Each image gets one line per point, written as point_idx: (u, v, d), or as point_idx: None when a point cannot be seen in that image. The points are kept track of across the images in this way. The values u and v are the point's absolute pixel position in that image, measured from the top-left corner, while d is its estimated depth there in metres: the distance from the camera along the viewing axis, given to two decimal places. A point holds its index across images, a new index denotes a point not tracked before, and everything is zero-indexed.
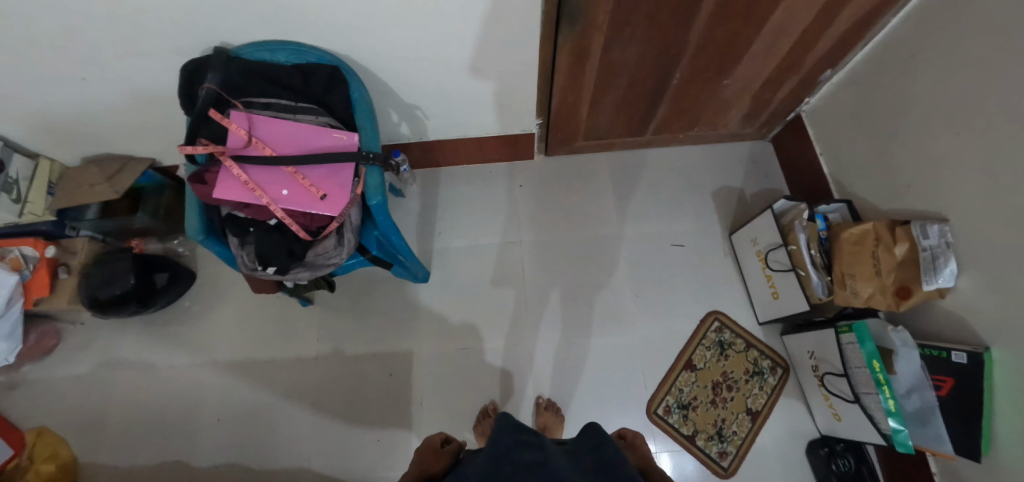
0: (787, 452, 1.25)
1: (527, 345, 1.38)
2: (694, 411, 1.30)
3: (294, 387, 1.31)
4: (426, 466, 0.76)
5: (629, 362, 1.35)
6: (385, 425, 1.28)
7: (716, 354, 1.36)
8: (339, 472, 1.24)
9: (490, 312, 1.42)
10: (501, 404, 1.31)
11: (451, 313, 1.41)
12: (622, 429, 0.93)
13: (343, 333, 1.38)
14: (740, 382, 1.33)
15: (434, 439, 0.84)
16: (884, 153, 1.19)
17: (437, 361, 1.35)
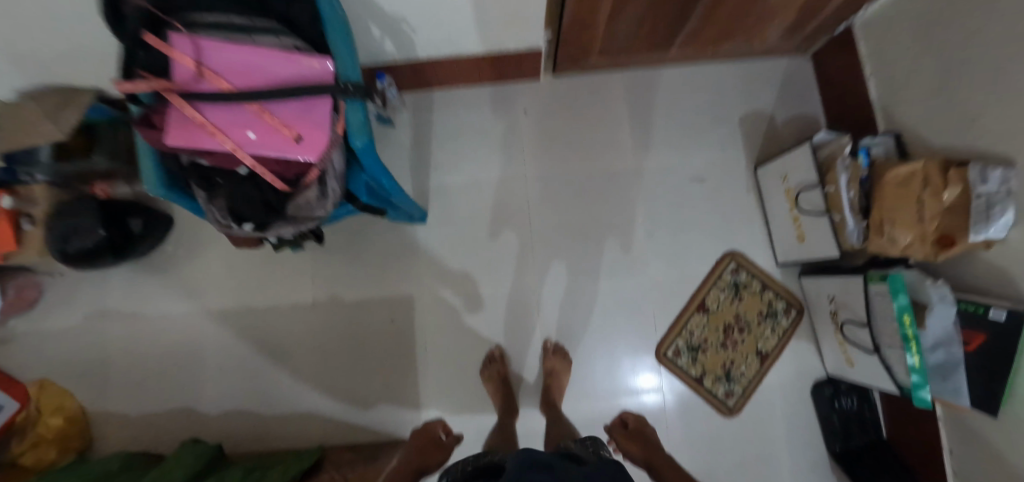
0: (792, 390, 1.25)
1: (534, 290, 1.31)
2: (703, 354, 1.27)
3: (294, 335, 1.28)
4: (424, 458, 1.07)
5: (638, 306, 1.31)
6: (390, 371, 1.27)
7: (730, 297, 1.29)
8: (347, 416, 1.25)
9: (494, 256, 1.33)
10: (506, 348, 1.28)
11: (451, 258, 1.33)
12: (624, 415, 1.22)
13: (337, 280, 1.31)
14: (752, 324, 1.28)
15: (433, 428, 1.20)
16: (943, 79, 1.00)
17: (439, 307, 1.30)
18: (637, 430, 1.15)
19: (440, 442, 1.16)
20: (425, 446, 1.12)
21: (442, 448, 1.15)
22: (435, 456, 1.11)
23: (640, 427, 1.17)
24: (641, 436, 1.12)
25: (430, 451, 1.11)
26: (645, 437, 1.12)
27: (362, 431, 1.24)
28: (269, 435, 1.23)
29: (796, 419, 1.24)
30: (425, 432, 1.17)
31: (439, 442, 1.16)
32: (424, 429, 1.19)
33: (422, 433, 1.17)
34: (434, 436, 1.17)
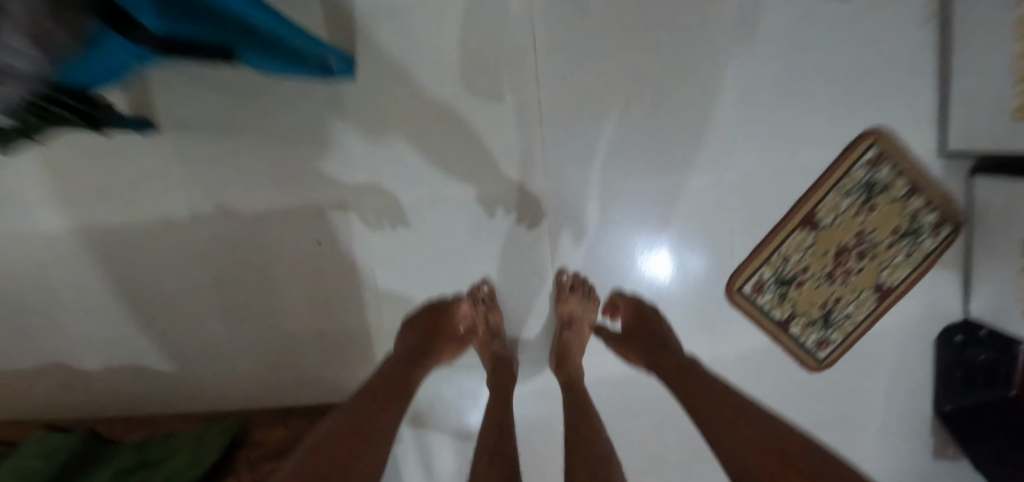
0: (913, 342, 0.86)
1: (541, 197, 0.81)
2: (796, 289, 0.81)
3: (181, 265, 0.87)
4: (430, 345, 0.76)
5: (715, 220, 0.80)
6: (328, 314, 0.88)
7: (856, 204, 0.78)
8: (280, 369, 0.91)
9: (468, 140, 0.79)
10: (500, 283, 0.85)
11: (400, 143, 0.79)
12: (614, 297, 0.84)
13: (224, 184, 0.82)
14: (879, 246, 0.80)
15: (454, 315, 0.81)
16: None
17: (388, 224, 0.82)
18: (639, 328, 0.78)
19: (455, 332, 0.80)
20: (431, 341, 0.76)
21: (456, 344, 0.79)
22: (438, 354, 0.76)
23: (642, 314, 0.80)
24: (649, 336, 0.75)
25: (432, 348, 0.75)
26: (655, 337, 0.74)
27: (301, 386, 0.92)
28: (184, 393, 0.93)
29: (906, 378, 0.87)
30: (439, 321, 0.79)
31: (453, 336, 0.79)
32: (440, 314, 0.80)
33: (432, 318, 0.80)
34: (452, 329, 0.80)
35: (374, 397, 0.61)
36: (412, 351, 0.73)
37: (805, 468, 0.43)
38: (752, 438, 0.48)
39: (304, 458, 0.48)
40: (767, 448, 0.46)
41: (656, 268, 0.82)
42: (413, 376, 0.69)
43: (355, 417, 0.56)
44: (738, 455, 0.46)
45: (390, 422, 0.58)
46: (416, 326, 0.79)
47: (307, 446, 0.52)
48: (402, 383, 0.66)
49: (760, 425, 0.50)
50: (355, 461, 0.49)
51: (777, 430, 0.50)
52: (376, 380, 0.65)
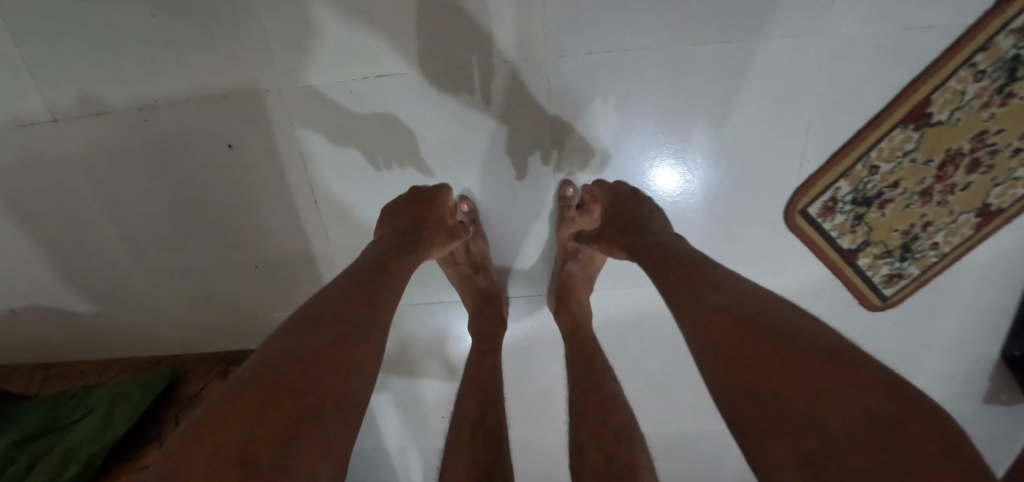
0: (1000, 278, 0.68)
1: (535, 82, 0.56)
2: (876, 211, 0.62)
3: (56, 182, 0.65)
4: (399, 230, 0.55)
5: (784, 116, 0.57)
6: (263, 243, 0.69)
7: (989, 90, 0.54)
8: (218, 307, 0.74)
9: None
10: (484, 201, 0.64)
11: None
12: (591, 186, 0.60)
13: (80, 67, 0.57)
14: (1001, 154, 0.58)
15: (445, 204, 0.60)
16: None
17: (325, 120, 0.59)
18: (618, 216, 0.55)
19: (449, 224, 0.59)
20: (418, 233, 0.55)
21: (451, 237, 0.58)
22: (427, 248, 0.55)
23: (626, 200, 0.57)
24: (626, 224, 0.53)
25: (419, 239, 0.54)
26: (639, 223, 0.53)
27: (247, 328, 0.76)
28: (111, 335, 0.77)
29: (977, 318, 0.72)
30: (427, 207, 0.58)
31: (445, 227, 0.58)
32: (427, 200, 0.59)
33: (416, 205, 0.58)
34: (443, 220, 0.58)
35: (352, 299, 0.43)
36: (390, 243, 0.52)
37: (800, 358, 0.30)
38: (732, 316, 0.35)
39: (245, 387, 0.32)
40: (751, 330, 0.33)
41: (670, 180, 0.62)
42: (399, 272, 0.49)
43: (328, 329, 0.38)
44: (716, 358, 0.34)
45: (378, 343, 0.40)
46: (393, 215, 0.57)
47: (252, 365, 0.34)
48: (391, 282, 0.47)
49: (738, 295, 0.37)
50: (325, 393, 0.33)
51: (765, 299, 0.36)
52: (347, 277, 0.46)
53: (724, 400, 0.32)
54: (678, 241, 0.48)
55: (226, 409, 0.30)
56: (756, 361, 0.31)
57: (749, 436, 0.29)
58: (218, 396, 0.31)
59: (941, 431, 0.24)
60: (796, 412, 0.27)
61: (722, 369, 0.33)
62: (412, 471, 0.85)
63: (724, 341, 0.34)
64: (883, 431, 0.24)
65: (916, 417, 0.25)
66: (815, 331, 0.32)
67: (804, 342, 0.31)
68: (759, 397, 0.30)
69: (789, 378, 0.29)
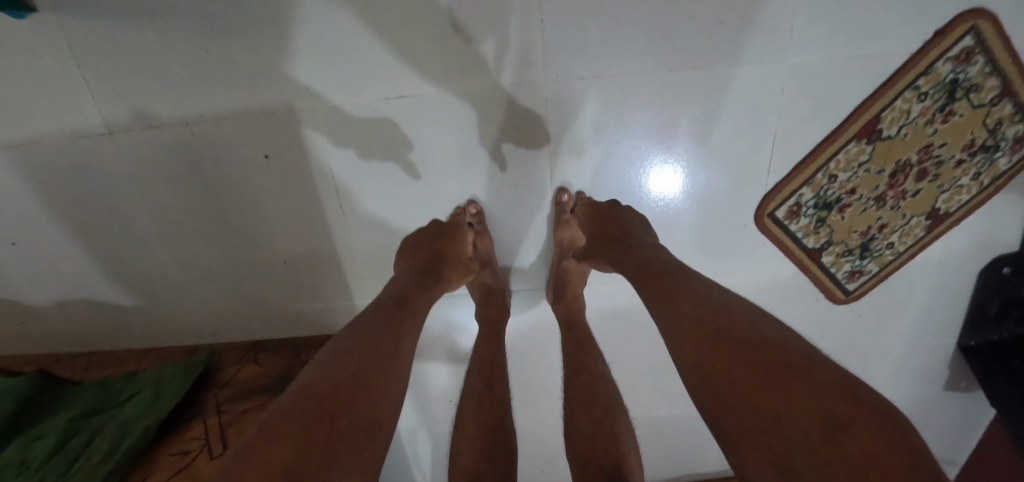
0: (952, 273, 0.76)
1: (536, 101, 0.64)
2: (836, 214, 0.69)
3: (108, 187, 0.72)
4: (417, 263, 0.66)
5: (754, 130, 0.65)
6: (290, 242, 0.77)
7: (931, 109, 0.62)
8: (247, 300, 0.82)
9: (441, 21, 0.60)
10: (489, 204, 0.72)
11: (351, 29, 0.60)
12: (580, 193, 0.70)
13: (135, 85, 0.65)
14: (944, 165, 0.66)
15: (460, 237, 0.70)
16: None
17: (350, 133, 0.67)
18: (599, 232, 0.65)
19: (463, 257, 0.70)
20: (437, 267, 0.66)
21: (464, 270, 0.70)
22: (444, 282, 0.66)
23: (609, 211, 0.67)
24: (608, 240, 0.63)
25: (439, 275, 0.66)
26: (618, 240, 0.63)
27: (273, 319, 0.84)
28: (148, 325, 0.85)
29: (933, 311, 0.80)
30: (445, 242, 0.69)
31: (460, 261, 0.70)
32: (444, 235, 0.69)
33: (436, 240, 0.69)
34: (459, 254, 0.70)
35: (384, 335, 0.51)
36: (415, 277, 0.63)
37: (772, 366, 0.38)
38: (710, 335, 0.43)
39: (294, 405, 0.40)
40: (730, 347, 0.41)
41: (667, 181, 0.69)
42: (419, 305, 0.59)
43: (360, 356, 0.46)
44: (699, 372, 0.41)
45: (401, 370, 0.49)
46: (416, 248, 0.68)
47: (299, 387, 0.42)
48: (411, 316, 0.56)
49: (708, 305, 0.47)
50: (364, 414, 0.41)
51: (739, 315, 0.44)
52: (375, 311, 0.55)
53: (708, 409, 0.39)
54: (654, 255, 0.58)
55: (281, 421, 0.38)
56: (734, 372, 0.39)
57: (731, 433, 0.36)
58: (274, 413, 0.40)
59: (882, 422, 0.32)
60: (769, 413, 0.35)
61: (704, 379, 0.40)
62: (421, 449, 0.92)
63: (707, 356, 0.41)
64: (837, 424, 0.32)
65: (867, 415, 0.32)
66: (783, 345, 0.39)
67: (775, 354, 0.38)
68: (737, 403, 0.37)
69: (762, 386, 0.37)
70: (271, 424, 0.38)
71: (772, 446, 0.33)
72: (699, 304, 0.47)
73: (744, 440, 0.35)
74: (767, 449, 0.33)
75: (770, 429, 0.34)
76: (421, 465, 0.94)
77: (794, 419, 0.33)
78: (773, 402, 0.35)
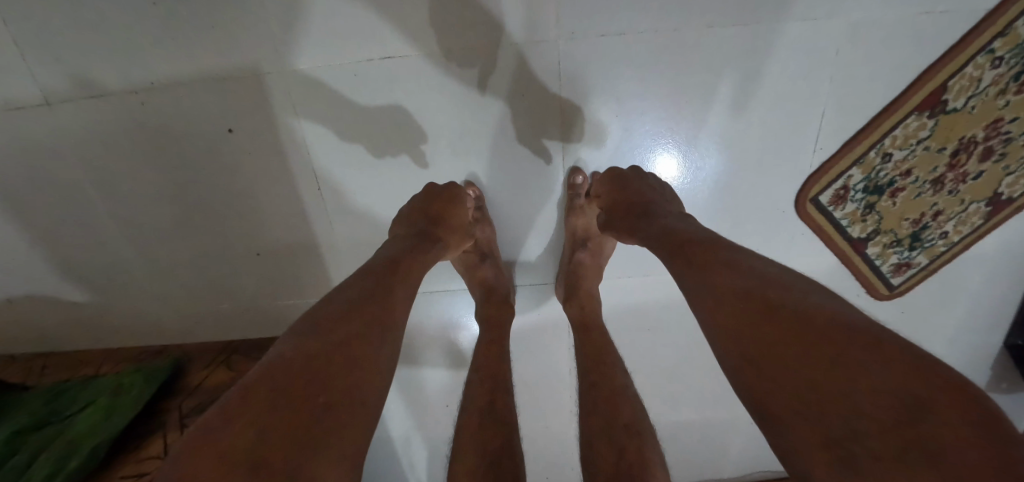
0: (1006, 267, 0.68)
1: (546, 66, 0.55)
2: (887, 200, 0.61)
3: (51, 169, 0.63)
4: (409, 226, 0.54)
5: (798, 101, 0.56)
6: (264, 230, 0.67)
7: (1005, 77, 0.53)
8: (220, 296, 0.73)
9: None
10: (491, 189, 0.63)
11: None
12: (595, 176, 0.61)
13: (74, 47, 0.55)
14: (1014, 144, 0.58)
15: (461, 201, 0.59)
16: None
17: (330, 105, 0.58)
18: (618, 205, 0.54)
19: (465, 222, 0.59)
20: (436, 231, 0.54)
21: (464, 234, 0.59)
22: (444, 247, 0.54)
23: (625, 182, 0.56)
24: (631, 213, 0.51)
25: (434, 237, 0.54)
26: (642, 208, 0.51)
27: (249, 317, 0.75)
28: (110, 325, 0.76)
29: (982, 307, 0.72)
30: (444, 204, 0.57)
31: (461, 226, 0.58)
32: (442, 196, 0.58)
33: (432, 203, 0.57)
34: (460, 217, 0.58)
35: (363, 297, 0.42)
36: (407, 242, 0.51)
37: (828, 331, 0.28)
38: (756, 304, 0.33)
39: (253, 386, 0.31)
40: (778, 311, 0.31)
41: (671, 169, 0.61)
42: (412, 270, 0.48)
43: (340, 328, 0.38)
44: (734, 341, 0.32)
45: (391, 344, 0.40)
46: (409, 212, 0.56)
47: (268, 359, 0.34)
48: (405, 279, 0.46)
49: (754, 275, 0.36)
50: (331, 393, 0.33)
51: (783, 281, 0.34)
52: (362, 276, 0.45)
53: (743, 377, 0.31)
54: (685, 224, 0.46)
55: (236, 406, 0.30)
56: (780, 341, 0.30)
57: (772, 412, 0.28)
58: (231, 394, 0.31)
59: (971, 400, 0.23)
60: (820, 390, 0.26)
61: (742, 343, 0.32)
62: (415, 457, 0.84)
63: (745, 321, 0.32)
64: (915, 408, 0.23)
65: (958, 397, 0.23)
66: (834, 311, 0.30)
67: (828, 320, 0.29)
68: (780, 378, 0.28)
69: (811, 358, 0.28)
70: (224, 411, 0.30)
71: (825, 433, 0.25)
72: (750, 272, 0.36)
73: (790, 424, 0.27)
74: (818, 434, 0.25)
75: (824, 411, 0.26)
76: (416, 474, 0.86)
77: (857, 399, 0.25)
78: (823, 372, 0.27)
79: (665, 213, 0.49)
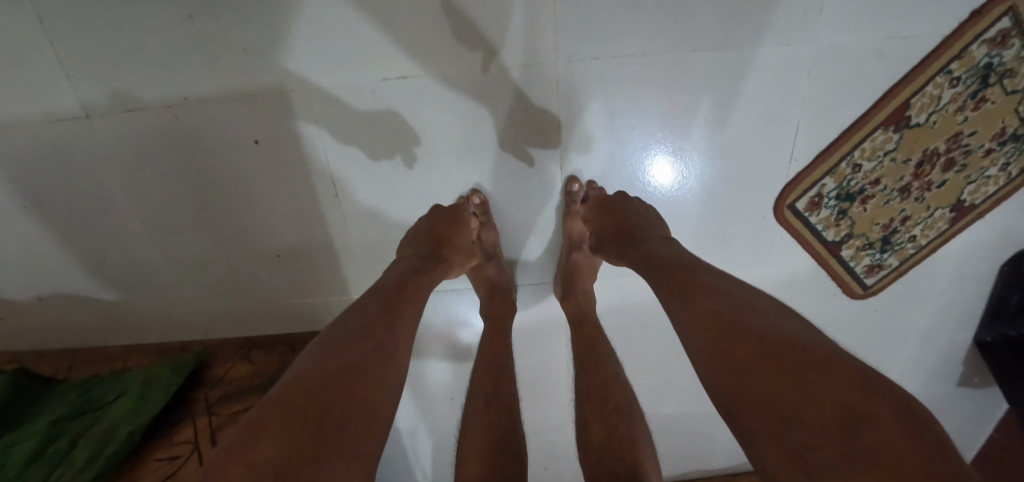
0: (972, 268, 0.73)
1: (545, 85, 0.60)
2: (858, 206, 0.66)
3: (87, 177, 0.68)
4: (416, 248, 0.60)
5: (775, 117, 0.61)
6: (283, 234, 0.72)
7: (963, 95, 0.58)
8: (240, 295, 0.78)
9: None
10: (494, 196, 0.68)
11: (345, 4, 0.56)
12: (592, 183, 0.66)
13: (113, 64, 0.60)
14: (973, 156, 0.63)
15: (464, 222, 0.66)
16: None
17: (346, 118, 0.63)
18: (607, 227, 0.60)
19: (467, 242, 0.65)
20: (439, 252, 0.61)
21: (467, 252, 0.65)
22: (446, 266, 0.61)
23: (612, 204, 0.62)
24: (620, 236, 0.58)
25: (439, 259, 0.61)
26: (629, 233, 0.57)
27: (267, 314, 0.80)
28: (136, 322, 0.81)
29: (951, 306, 0.77)
30: (448, 227, 0.63)
31: (465, 245, 0.65)
32: (447, 219, 0.64)
33: (437, 226, 0.63)
34: (462, 238, 0.64)
35: (373, 319, 0.47)
36: (415, 262, 0.58)
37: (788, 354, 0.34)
38: (724, 327, 0.38)
39: (279, 403, 0.36)
40: (746, 334, 0.37)
41: (667, 174, 0.66)
42: (419, 290, 0.55)
43: (352, 347, 0.43)
44: (713, 358, 0.37)
45: (401, 362, 0.45)
46: (416, 234, 0.63)
47: (288, 380, 0.39)
48: (411, 302, 0.52)
49: (725, 296, 0.42)
50: (351, 407, 0.38)
51: (755, 308, 0.39)
52: (371, 300, 0.50)
53: (718, 390, 0.36)
54: (667, 248, 0.53)
55: (266, 421, 0.35)
56: (743, 365, 0.35)
57: (744, 425, 0.33)
58: (258, 410, 0.36)
59: (908, 413, 0.29)
60: (780, 409, 0.32)
61: (717, 362, 0.37)
62: (421, 448, 0.89)
63: (716, 346, 0.38)
64: (855, 421, 0.29)
65: (891, 409, 0.29)
66: (791, 336, 0.36)
67: (787, 344, 0.35)
68: (748, 397, 0.34)
69: (773, 380, 0.33)
70: (257, 424, 0.35)
71: (785, 443, 0.30)
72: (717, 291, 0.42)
73: (759, 438, 0.32)
74: (781, 446, 0.30)
75: (783, 426, 0.31)
76: (422, 464, 0.91)
77: (810, 415, 0.30)
78: (785, 391, 0.32)
79: (649, 237, 0.56)
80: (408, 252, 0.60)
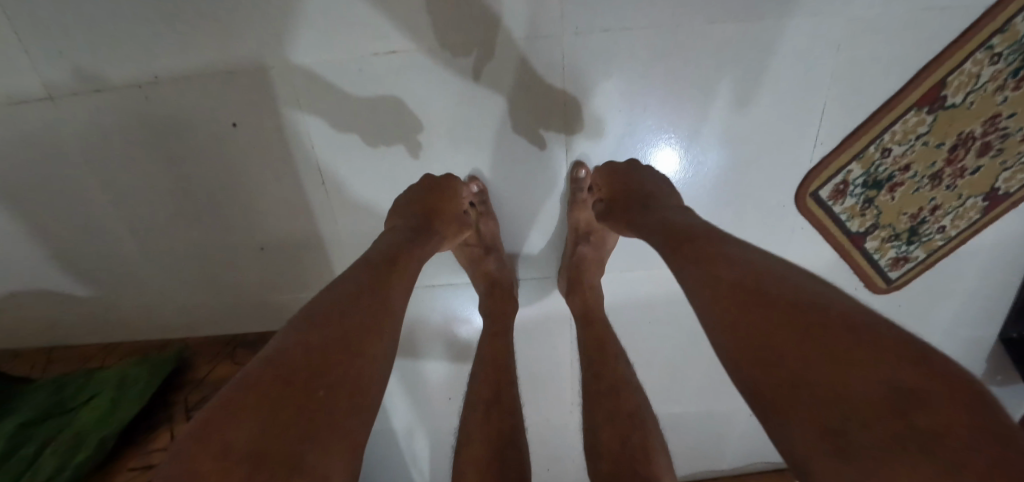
0: (1003, 260, 0.69)
1: (550, 62, 0.55)
2: (886, 194, 0.62)
3: (56, 165, 0.63)
4: (403, 218, 0.55)
5: (800, 97, 0.56)
6: (269, 224, 0.68)
7: (1003, 73, 0.54)
8: (224, 291, 0.74)
9: None
10: (494, 184, 0.63)
11: None
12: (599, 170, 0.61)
13: (78, 40, 0.55)
14: (1011, 140, 0.58)
15: (457, 194, 0.60)
16: None
17: (333, 100, 0.58)
18: (617, 194, 0.56)
19: (458, 213, 0.60)
20: (432, 224, 0.56)
21: (460, 225, 0.60)
22: (440, 239, 0.56)
23: (624, 176, 0.57)
24: (631, 205, 0.53)
25: (430, 230, 0.55)
26: (641, 200, 0.53)
27: (254, 310, 0.75)
28: (115, 319, 0.76)
29: (978, 301, 0.73)
30: (439, 198, 0.58)
31: (457, 218, 0.59)
32: (439, 190, 0.59)
33: (427, 196, 0.58)
34: (454, 209, 0.59)
35: (362, 292, 0.42)
36: (404, 234, 0.52)
37: (829, 327, 0.29)
38: (748, 300, 0.34)
39: (252, 378, 0.32)
40: (773, 302, 0.32)
41: (671, 164, 0.62)
42: (410, 263, 0.49)
43: (337, 323, 0.38)
44: (736, 331, 0.33)
45: (388, 339, 0.40)
46: (405, 205, 0.57)
47: (264, 355, 0.34)
48: (402, 275, 0.47)
49: (744, 267, 0.37)
50: (329, 387, 0.33)
51: (776, 275, 0.35)
52: (358, 269, 0.45)
53: (739, 365, 0.32)
54: (683, 216, 0.48)
55: (232, 400, 0.30)
56: (773, 336, 0.30)
57: (773, 401, 0.28)
58: (228, 387, 0.32)
59: (974, 393, 0.24)
60: (814, 380, 0.27)
61: (740, 335, 0.32)
62: (418, 449, 0.85)
63: (738, 317, 0.33)
64: (905, 396, 0.24)
65: (958, 387, 0.24)
66: (829, 304, 0.31)
67: (821, 315, 0.30)
68: (780, 367, 0.29)
69: (806, 351, 0.28)
70: (222, 404, 0.30)
71: (821, 419, 0.25)
72: (743, 265, 0.37)
73: (789, 410, 0.27)
74: (811, 418, 0.26)
75: (821, 399, 0.26)
76: (419, 465, 0.87)
77: (859, 387, 0.25)
78: (827, 361, 0.27)
79: (664, 202, 0.51)
80: (394, 223, 0.55)
